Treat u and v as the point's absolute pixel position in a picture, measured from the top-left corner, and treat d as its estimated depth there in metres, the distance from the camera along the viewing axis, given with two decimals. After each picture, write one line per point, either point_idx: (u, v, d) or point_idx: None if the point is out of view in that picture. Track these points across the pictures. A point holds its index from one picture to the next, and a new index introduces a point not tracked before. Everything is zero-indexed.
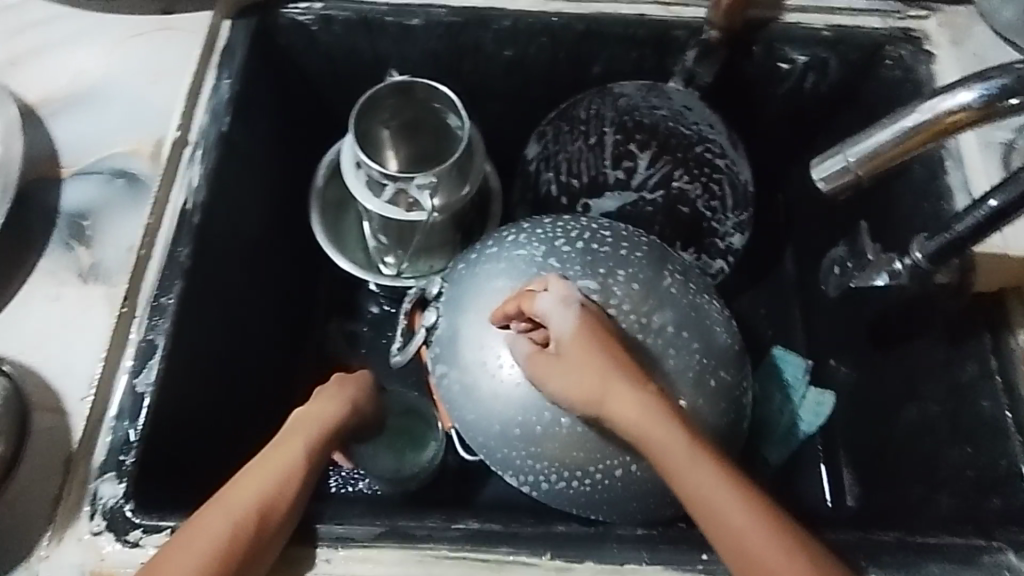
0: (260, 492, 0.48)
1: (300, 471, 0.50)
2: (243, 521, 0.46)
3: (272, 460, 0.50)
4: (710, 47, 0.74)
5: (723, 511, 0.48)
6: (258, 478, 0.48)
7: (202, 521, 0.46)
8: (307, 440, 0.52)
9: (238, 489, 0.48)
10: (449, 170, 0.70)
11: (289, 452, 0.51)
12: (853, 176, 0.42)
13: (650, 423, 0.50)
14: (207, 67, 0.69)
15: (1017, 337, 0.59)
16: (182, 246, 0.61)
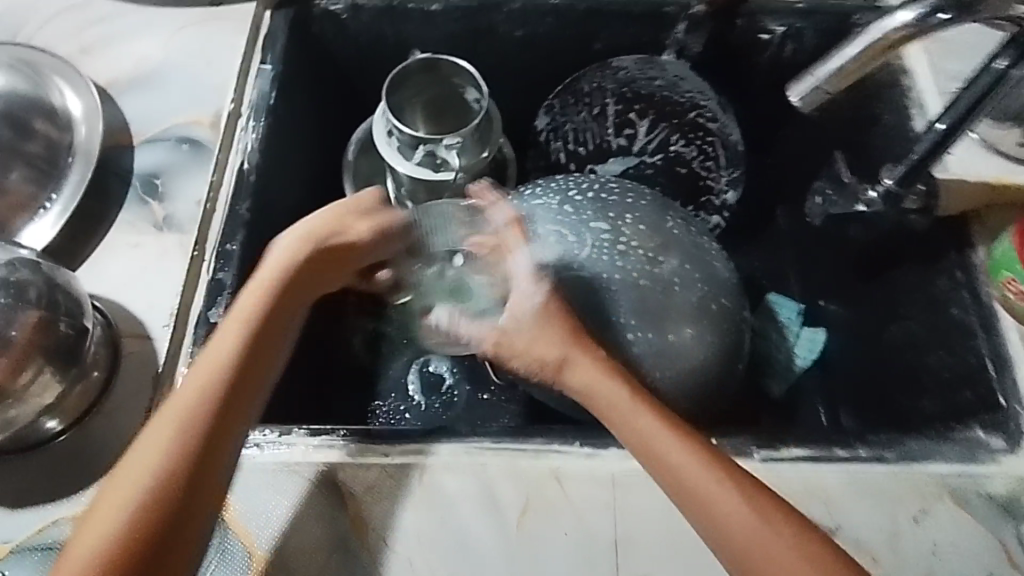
0: (206, 389, 0.53)
1: (240, 354, 0.55)
2: (196, 411, 0.52)
3: (207, 356, 0.55)
4: (699, 20, 0.83)
5: (663, 449, 0.54)
6: (200, 369, 0.54)
7: (164, 415, 0.52)
8: (241, 327, 0.57)
9: (185, 387, 0.53)
10: (472, 134, 0.79)
11: (219, 344, 0.56)
12: (824, 91, 0.51)
13: (598, 384, 0.58)
14: (255, 49, 0.78)
15: (979, 253, 0.67)
16: (242, 203, 0.68)
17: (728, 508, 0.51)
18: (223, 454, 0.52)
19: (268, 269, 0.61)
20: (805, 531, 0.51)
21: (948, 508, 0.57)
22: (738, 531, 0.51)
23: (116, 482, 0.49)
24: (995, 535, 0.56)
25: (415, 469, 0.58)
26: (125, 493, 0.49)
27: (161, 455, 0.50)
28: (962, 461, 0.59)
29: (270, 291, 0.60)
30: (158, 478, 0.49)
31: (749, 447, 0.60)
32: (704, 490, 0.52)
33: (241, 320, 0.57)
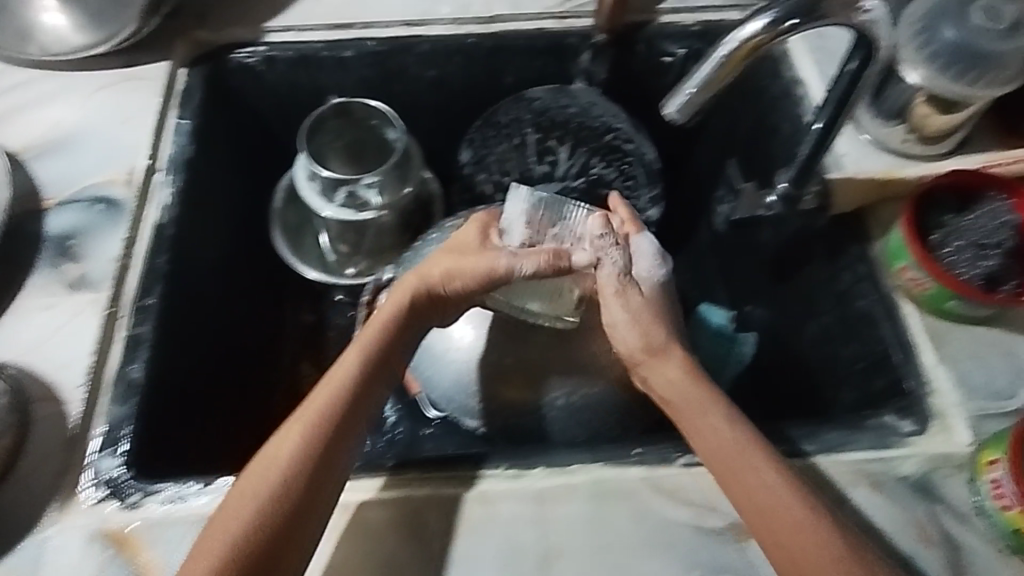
0: (328, 403, 0.59)
1: (361, 376, 0.61)
2: (321, 424, 0.57)
3: (329, 382, 0.61)
4: (600, 49, 0.88)
5: (718, 445, 0.57)
6: (323, 393, 0.60)
7: (292, 422, 0.58)
8: (361, 351, 0.63)
9: (313, 400, 0.59)
10: (389, 173, 0.82)
11: (341, 374, 0.61)
12: (693, 102, 0.55)
13: (690, 398, 0.60)
14: (171, 106, 0.79)
15: (875, 245, 0.71)
16: (160, 255, 0.69)
17: (804, 539, 0.52)
18: (336, 470, 0.56)
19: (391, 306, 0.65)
20: (858, 545, 0.52)
21: (864, 494, 0.58)
22: (804, 555, 0.51)
23: (250, 477, 0.55)
24: (910, 516, 0.58)
25: (344, 505, 0.58)
26: (253, 489, 0.54)
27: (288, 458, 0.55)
28: (876, 447, 0.61)
29: (395, 321, 0.65)
30: (284, 480, 0.54)
31: (673, 453, 0.60)
32: (750, 481, 0.55)
33: (371, 346, 0.63)
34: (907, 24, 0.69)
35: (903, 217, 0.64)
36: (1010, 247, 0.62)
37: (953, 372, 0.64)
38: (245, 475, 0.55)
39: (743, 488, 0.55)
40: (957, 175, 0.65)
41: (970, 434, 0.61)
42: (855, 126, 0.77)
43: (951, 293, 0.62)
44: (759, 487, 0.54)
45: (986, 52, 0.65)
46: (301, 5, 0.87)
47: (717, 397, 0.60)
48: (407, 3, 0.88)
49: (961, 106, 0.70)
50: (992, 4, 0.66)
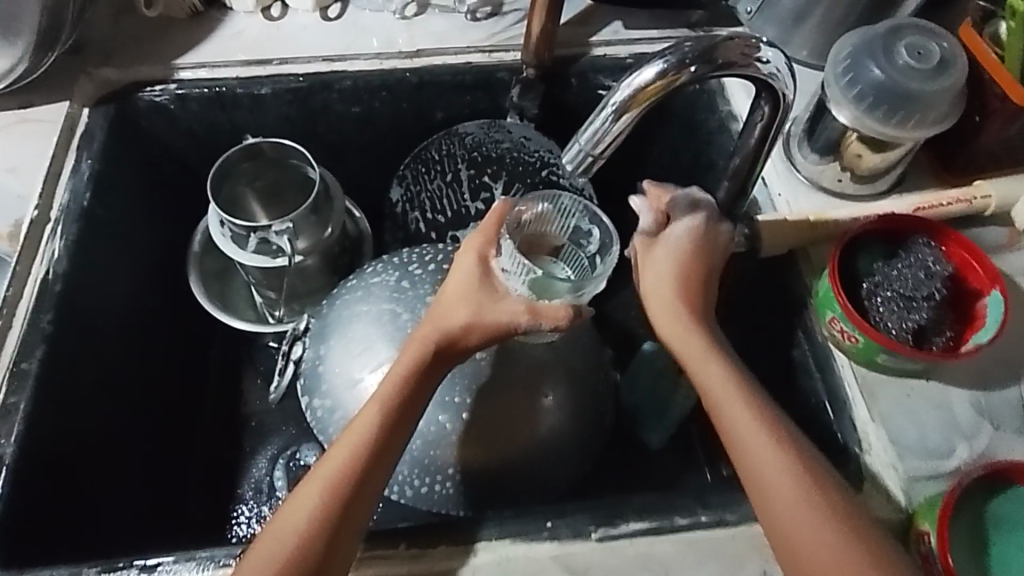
0: (349, 455, 0.53)
1: (381, 426, 0.54)
2: (339, 480, 0.52)
3: (345, 439, 0.54)
4: (530, 83, 0.84)
5: (767, 477, 0.51)
6: (338, 452, 0.54)
7: (313, 476, 0.53)
8: (378, 405, 0.55)
9: (336, 449, 0.54)
10: (306, 216, 0.77)
11: (358, 429, 0.54)
12: (592, 156, 0.50)
13: (743, 415, 0.53)
14: (68, 150, 0.75)
15: (806, 292, 0.67)
16: (44, 313, 0.66)
17: None
18: (350, 537, 0.52)
19: (408, 350, 0.57)
20: None
21: None
22: None
23: (267, 535, 0.51)
24: None
25: None
26: (268, 548, 0.51)
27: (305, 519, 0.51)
28: None
29: (411, 368, 0.56)
30: (298, 546, 0.50)
31: (587, 526, 0.56)
32: (801, 526, 0.49)
33: (391, 391, 0.56)
34: (834, 62, 0.66)
35: (829, 266, 0.61)
36: (939, 298, 0.60)
37: (887, 429, 0.60)
38: (261, 539, 0.52)
39: (784, 531, 0.50)
40: (884, 221, 0.63)
41: (903, 497, 0.57)
42: (789, 161, 0.73)
43: (879, 347, 0.59)
44: (814, 536, 0.49)
45: (911, 92, 0.62)
46: (216, 39, 0.83)
47: (783, 426, 0.53)
48: (328, 38, 0.84)
49: (893, 145, 0.66)
50: (920, 42, 0.64)
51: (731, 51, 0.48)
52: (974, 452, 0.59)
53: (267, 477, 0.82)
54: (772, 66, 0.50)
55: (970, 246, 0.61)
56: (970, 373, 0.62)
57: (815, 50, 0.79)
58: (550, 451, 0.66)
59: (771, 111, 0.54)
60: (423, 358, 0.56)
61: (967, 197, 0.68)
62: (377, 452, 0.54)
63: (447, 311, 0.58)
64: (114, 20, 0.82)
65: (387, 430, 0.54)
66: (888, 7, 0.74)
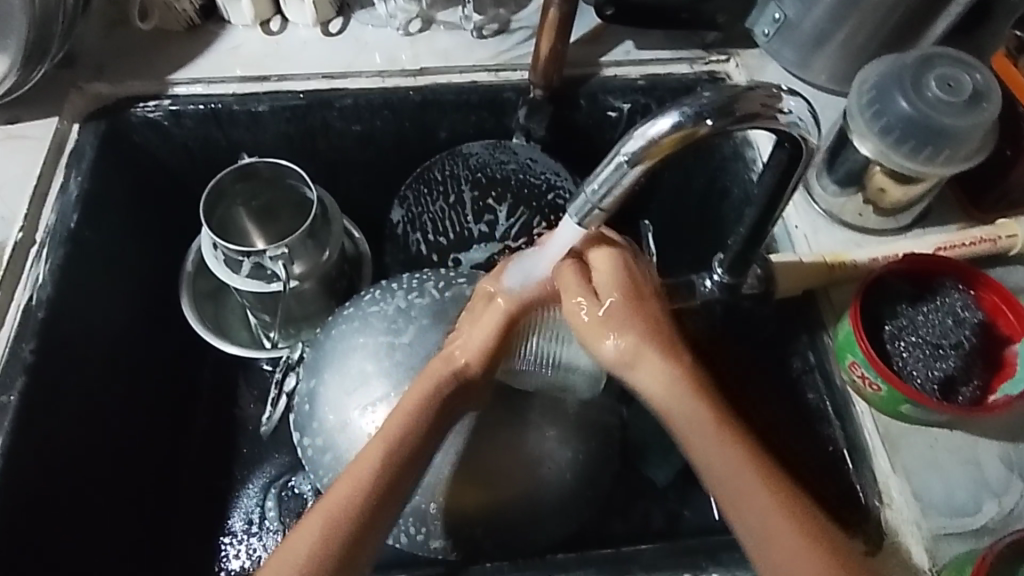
0: (354, 488, 0.50)
1: (388, 473, 0.51)
2: (345, 516, 0.49)
3: (352, 474, 0.51)
4: (537, 105, 0.80)
5: (762, 524, 0.47)
6: (341, 492, 0.50)
7: (315, 510, 0.50)
8: (389, 443, 0.52)
9: (343, 484, 0.50)
10: (302, 240, 0.74)
11: (368, 464, 0.51)
12: (599, 210, 0.48)
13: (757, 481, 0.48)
14: (56, 168, 0.72)
15: (827, 335, 0.64)
16: (25, 343, 0.63)
17: None
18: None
19: (422, 387, 0.54)
20: None
21: None
22: None
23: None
24: None
25: None
26: None
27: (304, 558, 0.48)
28: None
29: (421, 411, 0.53)
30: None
31: None
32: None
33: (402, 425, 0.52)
34: (859, 91, 0.63)
35: (852, 309, 0.58)
36: (968, 347, 0.57)
37: (910, 483, 0.57)
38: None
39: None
40: (911, 262, 0.60)
41: (926, 557, 0.55)
42: (807, 193, 0.70)
43: (904, 398, 0.56)
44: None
45: (941, 126, 0.59)
46: (213, 53, 0.79)
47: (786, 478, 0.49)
48: (328, 54, 0.80)
49: (919, 180, 0.63)
50: (951, 74, 0.60)
51: (753, 103, 0.45)
52: (1002, 511, 0.56)
53: (258, 508, 0.79)
54: (795, 116, 0.47)
55: (1004, 294, 0.58)
56: (996, 426, 0.59)
57: (836, 75, 0.76)
58: (555, 499, 0.62)
59: (789, 158, 0.51)
60: (436, 395, 0.54)
61: (992, 237, 0.65)
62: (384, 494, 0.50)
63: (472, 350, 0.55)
64: (108, 32, 0.79)
65: (394, 470, 0.51)
66: (913, 33, 0.70)
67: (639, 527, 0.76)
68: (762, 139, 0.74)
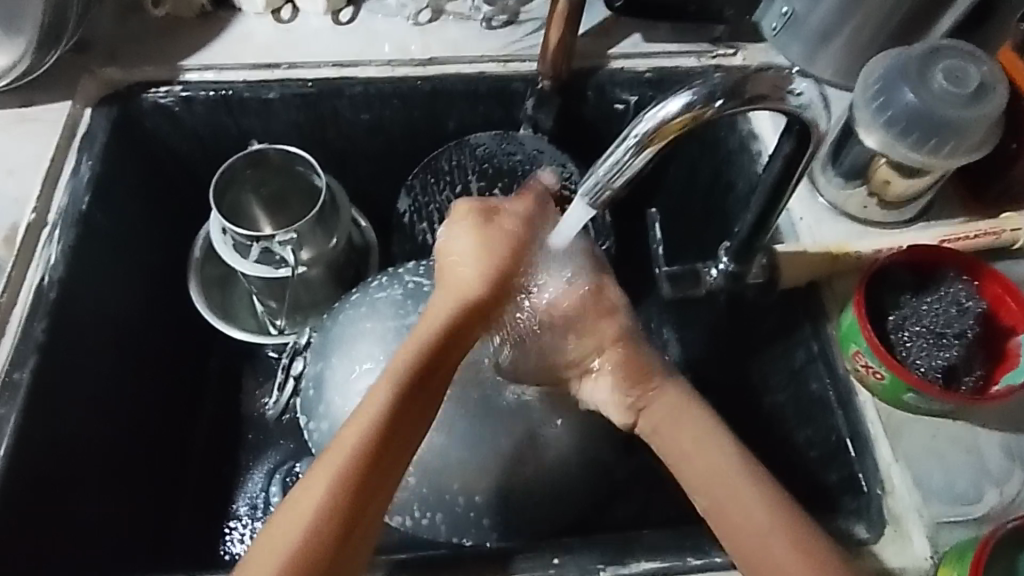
0: (375, 418, 0.48)
1: (395, 414, 0.48)
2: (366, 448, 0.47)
3: (356, 421, 0.48)
4: (545, 95, 0.81)
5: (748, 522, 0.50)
6: (347, 438, 0.48)
7: (336, 445, 0.48)
8: (392, 384, 0.49)
9: (349, 429, 0.48)
10: (311, 226, 0.74)
11: (372, 406, 0.49)
12: (609, 192, 0.49)
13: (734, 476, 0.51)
14: (68, 151, 0.73)
15: (830, 325, 0.64)
16: (37, 321, 0.64)
17: None
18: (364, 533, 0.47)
19: (426, 329, 0.52)
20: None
21: None
22: None
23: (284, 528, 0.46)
24: None
25: None
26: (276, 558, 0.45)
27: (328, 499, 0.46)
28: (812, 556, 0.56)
29: (420, 353, 0.51)
30: (327, 528, 0.45)
31: (596, 564, 0.55)
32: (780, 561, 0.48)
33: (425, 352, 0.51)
34: (864, 84, 0.64)
35: (855, 298, 0.58)
36: (971, 337, 0.57)
37: (912, 473, 0.58)
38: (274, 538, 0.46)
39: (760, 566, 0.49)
40: (913, 253, 0.60)
41: (928, 545, 0.55)
42: (812, 186, 0.70)
43: (907, 386, 0.57)
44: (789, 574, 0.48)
45: (946, 118, 0.60)
46: (224, 41, 0.80)
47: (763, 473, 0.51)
48: (339, 43, 0.81)
49: (924, 172, 0.64)
50: (957, 66, 0.61)
51: (762, 85, 0.46)
52: (1003, 500, 0.57)
53: (262, 493, 0.80)
54: (805, 98, 0.47)
55: (1007, 284, 0.58)
56: (997, 416, 0.60)
57: (841, 70, 0.76)
58: (560, 485, 0.63)
59: (798, 143, 0.51)
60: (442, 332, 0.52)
61: (995, 229, 0.66)
62: (393, 438, 0.48)
63: (479, 287, 0.54)
64: (121, 18, 0.80)
65: (400, 409, 0.49)
66: (919, 28, 0.71)
67: (641, 517, 0.76)
68: (769, 132, 0.74)
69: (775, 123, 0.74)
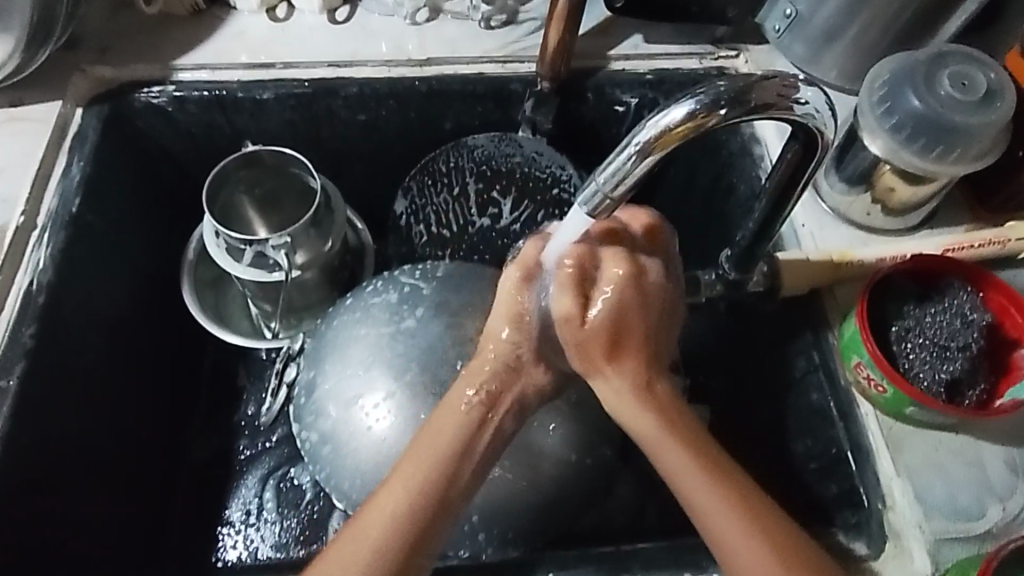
0: (426, 477, 0.48)
1: (432, 491, 0.48)
2: (417, 505, 0.48)
3: (389, 491, 0.48)
4: (544, 97, 0.80)
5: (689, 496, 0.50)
6: (380, 512, 0.48)
7: (368, 516, 0.48)
8: (431, 458, 0.49)
9: (383, 504, 0.48)
10: (305, 229, 0.73)
11: (406, 478, 0.48)
12: (609, 201, 0.48)
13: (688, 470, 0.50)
14: (58, 152, 0.71)
15: (832, 335, 0.63)
16: (25, 327, 0.63)
17: None
18: None
19: (467, 403, 0.51)
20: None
21: None
22: None
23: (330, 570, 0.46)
24: None
25: None
26: None
27: (373, 552, 0.46)
28: None
29: (462, 426, 0.50)
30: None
31: None
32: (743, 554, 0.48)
33: (477, 409, 0.50)
34: (869, 89, 0.63)
35: (858, 309, 0.57)
36: (975, 350, 0.56)
37: (914, 487, 0.57)
38: None
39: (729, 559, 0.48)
40: (916, 263, 0.59)
41: (927, 561, 0.55)
42: (815, 191, 0.69)
43: (909, 399, 0.56)
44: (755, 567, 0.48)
45: (953, 125, 0.58)
46: (217, 39, 0.79)
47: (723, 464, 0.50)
48: (335, 42, 0.80)
49: (930, 179, 0.62)
50: (965, 71, 0.60)
51: (767, 92, 0.45)
52: (1006, 516, 0.56)
53: (256, 498, 0.79)
54: (810, 107, 0.46)
55: (1012, 296, 0.57)
56: (1000, 429, 0.59)
57: (845, 73, 0.75)
58: (558, 496, 0.62)
59: (802, 152, 0.50)
60: (487, 403, 0.51)
61: (1002, 238, 0.64)
62: (431, 515, 0.48)
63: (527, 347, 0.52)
64: (112, 15, 0.78)
65: (439, 488, 0.48)
66: (925, 31, 0.70)
67: (638, 525, 0.75)
68: (773, 136, 0.73)
69: (778, 127, 0.72)
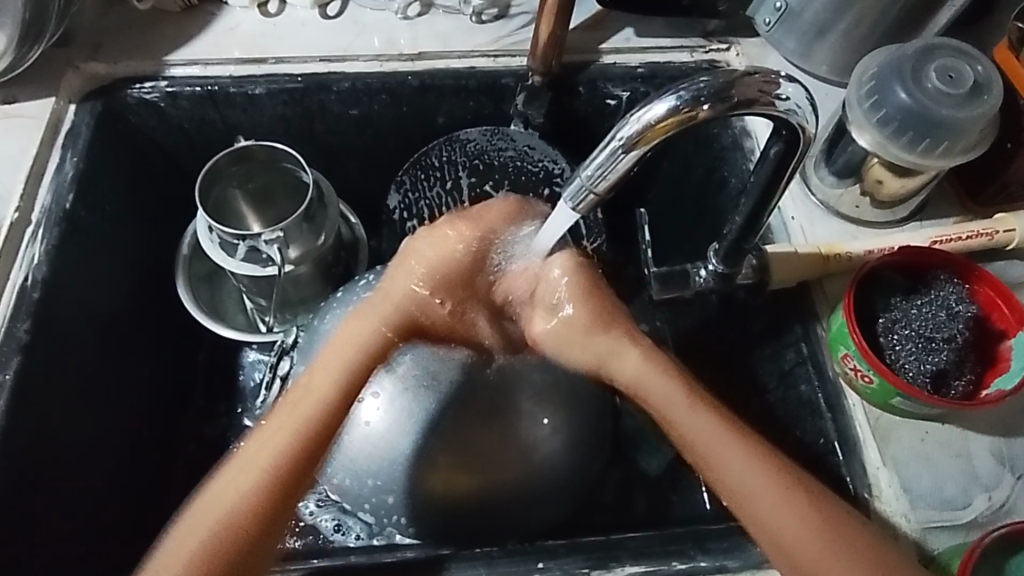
0: (298, 427, 0.50)
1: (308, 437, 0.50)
2: (265, 486, 0.49)
3: (262, 448, 0.50)
4: (536, 90, 0.80)
5: (737, 476, 0.51)
6: (247, 470, 0.50)
7: (243, 469, 0.50)
8: (309, 405, 0.51)
9: (253, 455, 0.50)
10: (297, 224, 0.74)
11: (278, 434, 0.50)
12: (595, 196, 0.48)
13: (720, 441, 0.51)
14: (51, 148, 0.72)
15: (820, 327, 0.64)
16: (20, 322, 0.64)
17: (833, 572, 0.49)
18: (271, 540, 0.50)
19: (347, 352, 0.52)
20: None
21: None
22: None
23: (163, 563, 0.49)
24: None
25: None
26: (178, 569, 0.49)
27: (212, 538, 0.49)
28: None
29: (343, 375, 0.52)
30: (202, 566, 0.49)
31: (580, 569, 0.55)
32: (805, 550, 0.49)
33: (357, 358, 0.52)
34: (857, 83, 0.63)
35: (843, 301, 0.58)
36: (961, 341, 0.57)
37: (900, 477, 0.57)
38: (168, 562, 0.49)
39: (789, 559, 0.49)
40: (905, 255, 0.60)
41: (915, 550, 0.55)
42: (805, 183, 0.69)
43: (895, 390, 0.56)
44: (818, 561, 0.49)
45: (941, 118, 0.59)
46: (210, 34, 0.79)
47: (793, 469, 0.52)
48: (327, 37, 0.80)
49: (918, 172, 0.63)
50: (952, 64, 0.60)
51: (749, 88, 0.45)
52: (992, 505, 0.56)
53: None
54: (792, 102, 0.47)
55: (999, 288, 0.58)
56: (988, 421, 0.59)
57: (836, 66, 0.74)
58: (547, 487, 0.62)
59: (787, 147, 0.50)
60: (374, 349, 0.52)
61: (990, 231, 0.64)
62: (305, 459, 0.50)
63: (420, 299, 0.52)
64: (104, 11, 0.78)
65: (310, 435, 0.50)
66: (917, 23, 0.70)
67: (626, 517, 0.76)
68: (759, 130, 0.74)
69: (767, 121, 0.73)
